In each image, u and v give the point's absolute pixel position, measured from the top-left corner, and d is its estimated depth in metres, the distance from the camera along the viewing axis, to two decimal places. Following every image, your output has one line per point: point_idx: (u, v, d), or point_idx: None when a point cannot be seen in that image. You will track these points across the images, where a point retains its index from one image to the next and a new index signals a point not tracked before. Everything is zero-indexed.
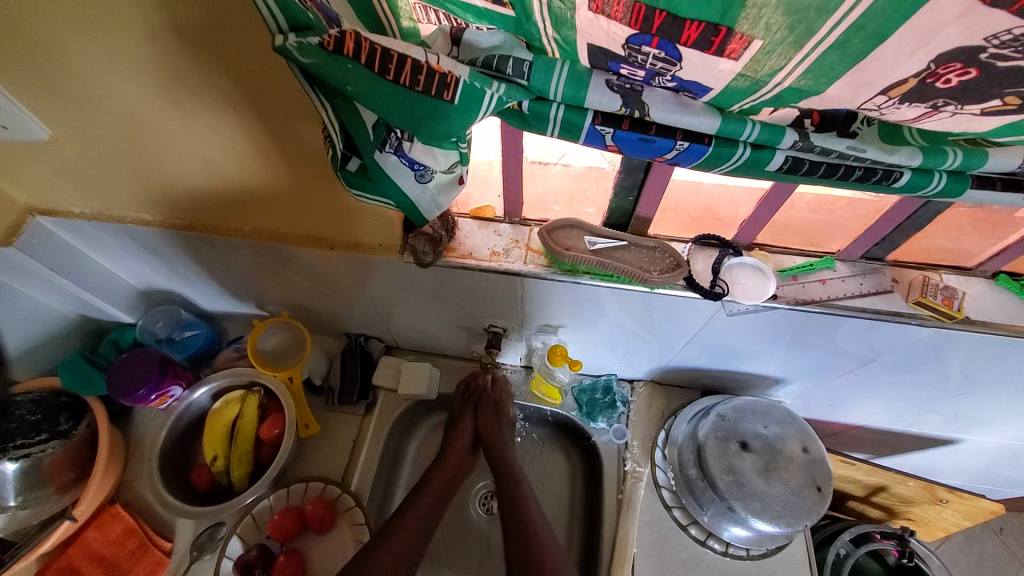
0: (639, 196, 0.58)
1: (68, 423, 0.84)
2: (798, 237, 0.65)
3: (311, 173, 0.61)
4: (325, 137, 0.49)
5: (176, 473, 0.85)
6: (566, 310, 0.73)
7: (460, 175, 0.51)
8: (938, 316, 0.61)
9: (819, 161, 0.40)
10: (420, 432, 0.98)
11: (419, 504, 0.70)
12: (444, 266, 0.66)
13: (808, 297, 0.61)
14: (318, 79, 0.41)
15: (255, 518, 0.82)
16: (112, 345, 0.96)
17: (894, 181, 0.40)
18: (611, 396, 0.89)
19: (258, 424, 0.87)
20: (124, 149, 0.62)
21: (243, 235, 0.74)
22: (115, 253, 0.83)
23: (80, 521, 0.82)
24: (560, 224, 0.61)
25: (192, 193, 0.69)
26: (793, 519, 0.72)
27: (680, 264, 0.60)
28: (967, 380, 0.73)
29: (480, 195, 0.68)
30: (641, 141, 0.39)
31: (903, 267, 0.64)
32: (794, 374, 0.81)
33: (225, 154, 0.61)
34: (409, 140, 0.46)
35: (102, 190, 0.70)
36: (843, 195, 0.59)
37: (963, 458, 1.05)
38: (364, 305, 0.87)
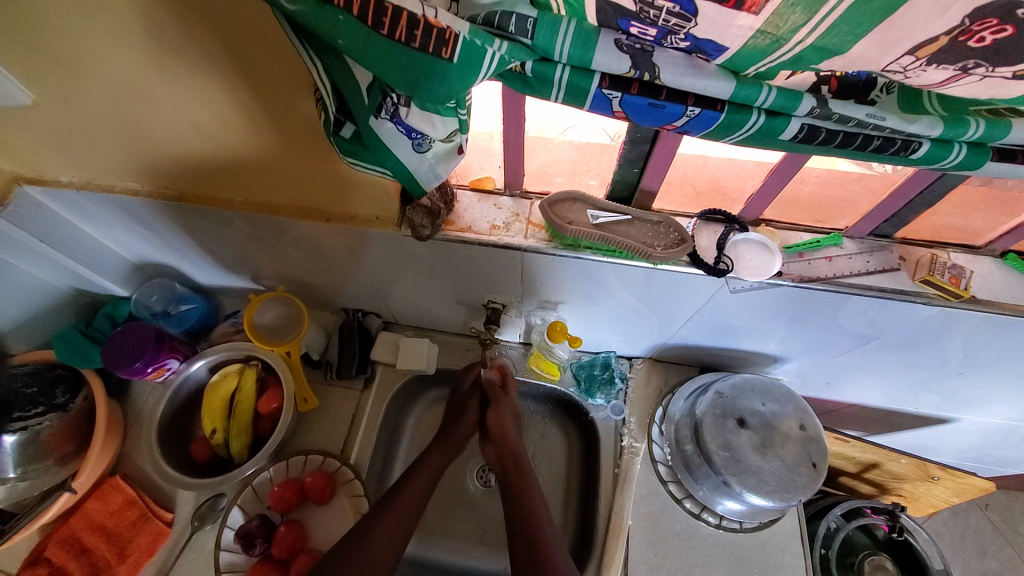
0: (645, 168, 0.56)
1: (63, 396, 0.84)
2: (805, 213, 0.64)
3: (305, 143, 0.59)
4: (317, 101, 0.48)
5: (175, 445, 0.85)
6: (566, 287, 0.72)
7: (460, 145, 0.50)
8: (943, 294, 0.60)
9: (836, 130, 0.38)
10: (419, 407, 0.99)
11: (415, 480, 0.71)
12: (442, 239, 0.64)
13: (813, 274, 0.60)
14: (308, 32, 0.39)
15: (255, 489, 0.83)
16: (106, 319, 0.95)
17: (912, 152, 0.39)
18: (609, 372, 0.89)
19: (257, 398, 0.87)
20: (108, 115, 0.59)
21: (235, 207, 0.72)
22: (106, 225, 0.81)
23: (80, 493, 0.83)
24: (562, 197, 0.59)
25: (181, 162, 0.67)
26: (787, 494, 0.73)
27: (684, 240, 0.58)
28: (967, 359, 0.73)
29: (480, 165, 0.66)
30: (650, 106, 0.37)
31: (911, 245, 0.63)
32: (793, 352, 0.81)
33: (214, 121, 0.59)
34: (406, 106, 0.43)
35: (88, 157, 0.67)
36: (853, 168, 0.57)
37: (955, 436, 1.06)
38: (361, 281, 0.85)
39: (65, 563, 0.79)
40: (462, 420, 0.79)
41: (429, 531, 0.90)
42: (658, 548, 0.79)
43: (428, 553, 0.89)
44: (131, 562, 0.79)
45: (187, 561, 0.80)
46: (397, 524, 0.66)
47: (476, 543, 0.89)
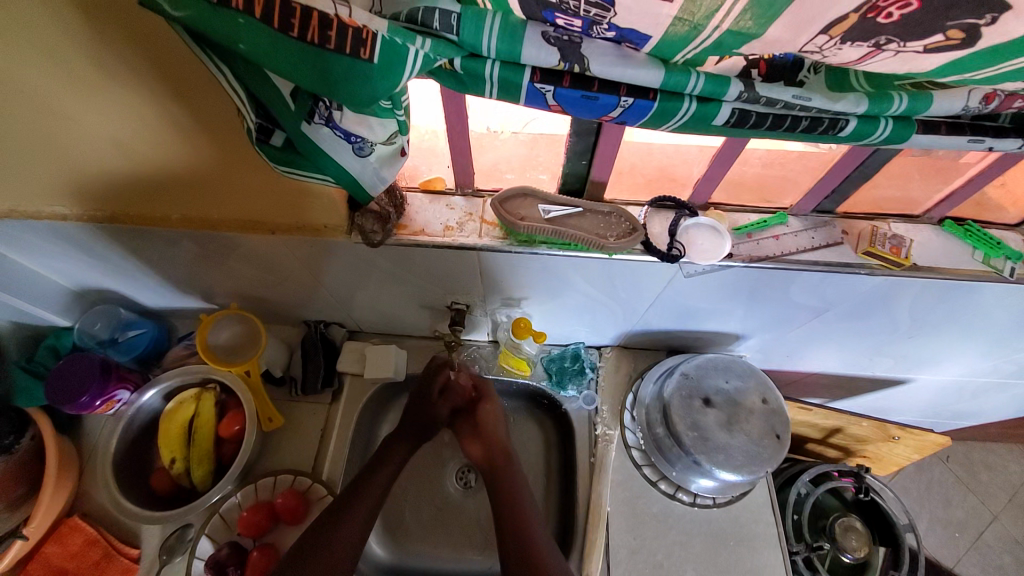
0: (593, 158, 0.56)
1: (8, 438, 0.77)
2: (753, 193, 0.65)
3: (242, 155, 0.57)
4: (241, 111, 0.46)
5: (136, 478, 0.81)
6: (529, 283, 0.72)
7: (402, 147, 0.49)
8: (887, 264, 0.63)
9: (765, 113, 0.39)
10: (392, 415, 0.97)
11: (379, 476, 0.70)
12: (395, 244, 0.63)
13: (763, 253, 0.61)
14: (208, 41, 0.37)
15: (223, 517, 0.80)
16: (49, 351, 0.89)
17: (840, 131, 0.40)
18: (580, 363, 0.89)
19: (217, 421, 0.83)
20: (20, 139, 0.55)
21: (176, 225, 0.68)
22: (38, 254, 0.76)
23: (33, 539, 0.77)
24: (512, 193, 0.59)
25: (110, 182, 0.62)
26: (754, 466, 0.75)
27: (636, 229, 0.59)
28: (914, 323, 0.77)
29: (428, 166, 0.64)
30: (584, 98, 0.37)
31: (853, 218, 0.66)
32: (754, 329, 0.83)
33: (139, 137, 0.55)
34: (340, 109, 0.42)
35: (5, 184, 0.62)
36: (795, 147, 0.59)
37: (912, 396, 1.12)
38: (321, 292, 0.83)
39: None
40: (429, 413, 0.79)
41: (413, 537, 0.89)
42: (637, 530, 0.80)
43: (413, 559, 0.88)
44: None
45: None
46: (358, 518, 0.66)
47: (461, 544, 0.89)
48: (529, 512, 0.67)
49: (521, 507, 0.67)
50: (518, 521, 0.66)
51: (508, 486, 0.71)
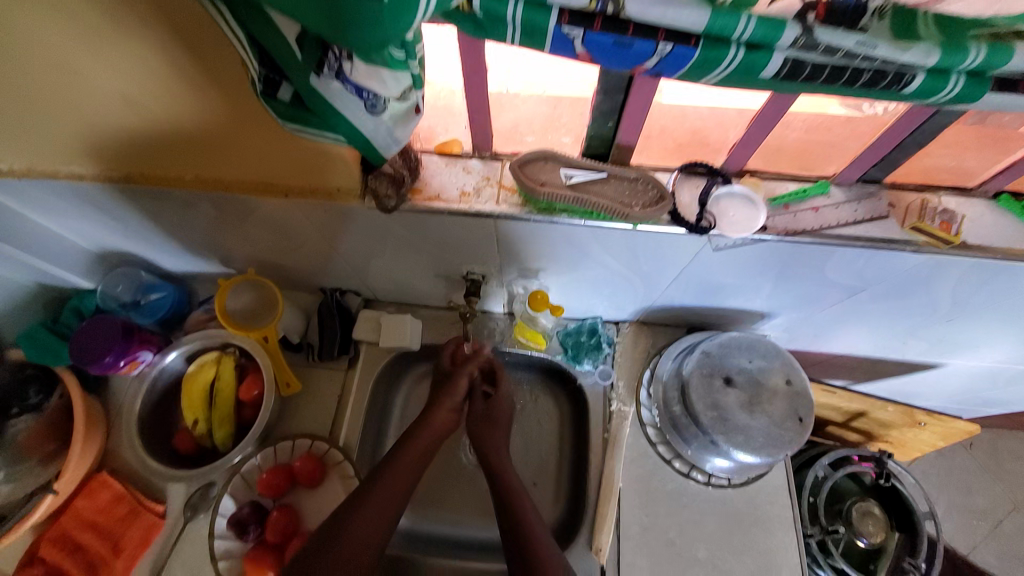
0: (620, 120, 0.52)
1: (37, 396, 0.83)
2: (792, 161, 0.60)
3: (253, 112, 0.55)
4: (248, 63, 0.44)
5: (159, 437, 0.84)
6: (548, 254, 0.69)
7: (417, 104, 0.46)
8: (935, 241, 0.58)
9: (822, 63, 0.34)
10: (406, 383, 0.97)
11: (397, 465, 0.68)
12: (410, 210, 0.60)
13: (799, 227, 0.57)
14: None
15: (244, 477, 0.81)
16: (73, 311, 0.91)
17: (905, 86, 0.35)
18: (596, 338, 0.88)
19: (237, 385, 0.84)
20: (32, 93, 0.54)
21: (190, 186, 0.67)
22: (58, 215, 0.76)
23: (64, 493, 0.80)
24: (533, 157, 0.55)
25: (124, 141, 0.61)
26: (774, 449, 0.73)
27: (664, 197, 0.55)
28: (955, 306, 0.72)
29: (445, 127, 0.61)
30: (616, 45, 0.33)
31: (901, 190, 0.61)
32: (780, 308, 0.79)
33: (149, 93, 0.54)
34: (350, 60, 0.40)
35: (23, 141, 0.62)
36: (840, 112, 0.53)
37: (942, 381, 1.08)
38: (335, 259, 0.82)
39: (60, 561, 0.77)
40: (455, 387, 0.76)
41: (425, 504, 0.91)
42: (650, 507, 0.79)
43: (425, 525, 0.89)
44: (127, 555, 0.78)
45: (184, 550, 0.80)
46: (377, 511, 0.64)
47: (473, 512, 0.90)
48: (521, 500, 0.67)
49: (513, 487, 0.68)
50: (508, 500, 0.67)
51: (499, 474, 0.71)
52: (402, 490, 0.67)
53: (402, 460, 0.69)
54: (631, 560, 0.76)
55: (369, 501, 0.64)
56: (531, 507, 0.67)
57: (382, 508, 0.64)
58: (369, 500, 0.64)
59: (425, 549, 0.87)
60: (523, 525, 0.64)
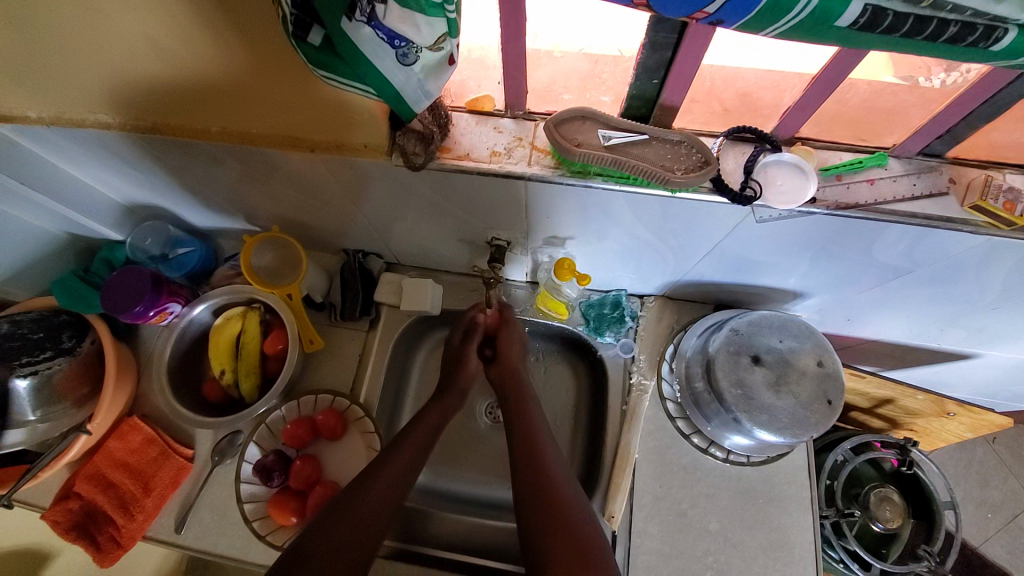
0: (666, 77, 0.48)
1: (70, 340, 0.84)
2: (847, 130, 0.56)
3: (278, 59, 0.52)
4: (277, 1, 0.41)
5: (189, 386, 0.87)
6: (576, 221, 0.67)
7: (451, 53, 0.43)
8: (995, 222, 0.53)
9: (905, 14, 0.31)
10: (426, 347, 0.98)
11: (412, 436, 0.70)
12: (439, 168, 0.58)
13: (851, 200, 0.54)
14: None
15: (269, 427, 0.85)
16: (104, 263, 0.93)
17: (993, 43, 0.32)
18: (619, 311, 0.86)
19: (262, 340, 0.86)
20: (56, 32, 0.53)
21: (215, 138, 0.65)
22: (88, 166, 0.77)
23: (97, 434, 0.85)
24: (570, 115, 0.52)
25: (148, 88, 0.60)
26: (798, 430, 0.71)
27: (708, 162, 0.52)
28: (1005, 294, 0.68)
29: (477, 82, 0.58)
30: None
31: (963, 165, 0.56)
32: (815, 288, 0.76)
33: (172, 36, 0.52)
34: (383, 4, 0.37)
35: (51, 85, 0.61)
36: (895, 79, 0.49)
37: (976, 372, 1.04)
38: (359, 219, 0.81)
39: (95, 497, 0.82)
40: (465, 371, 0.79)
41: (442, 463, 0.93)
42: (664, 479, 0.80)
43: (441, 482, 0.92)
44: (157, 494, 0.82)
45: (211, 492, 0.84)
46: (400, 467, 0.66)
47: (487, 474, 0.92)
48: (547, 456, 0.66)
49: (536, 443, 0.67)
50: (532, 453, 0.66)
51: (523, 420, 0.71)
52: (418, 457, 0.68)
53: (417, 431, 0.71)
54: (643, 528, 0.77)
55: (388, 467, 0.65)
56: (555, 455, 0.67)
57: (403, 467, 0.66)
58: (387, 463, 0.66)
59: (441, 504, 0.90)
60: (544, 476, 0.63)
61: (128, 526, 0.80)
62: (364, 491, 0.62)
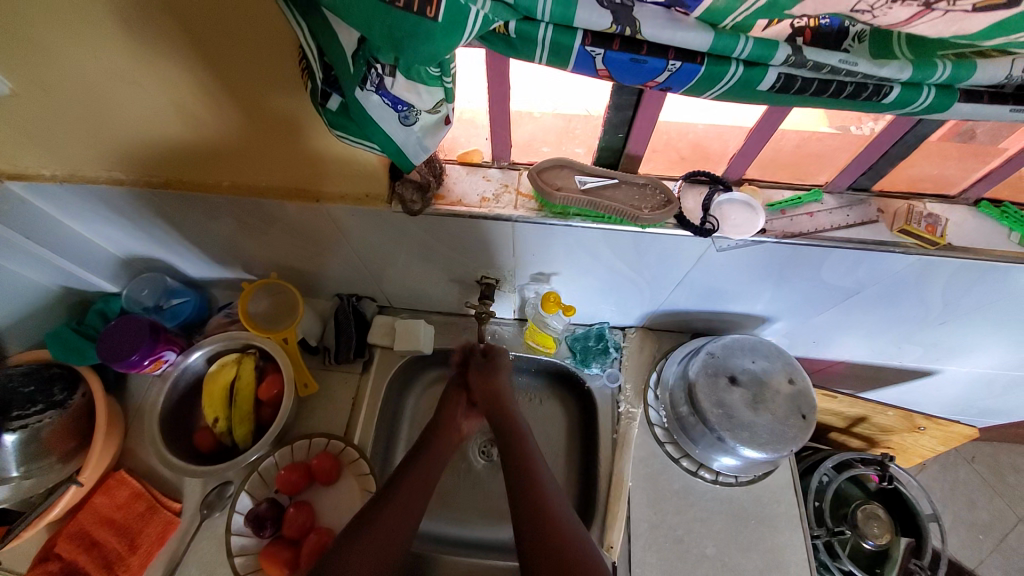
0: (630, 132, 0.57)
1: (62, 393, 0.83)
2: (787, 171, 0.65)
3: (299, 119, 0.59)
4: (304, 72, 0.49)
5: (180, 437, 0.86)
6: (560, 258, 0.73)
7: (447, 115, 0.51)
8: (922, 243, 0.61)
9: (811, 78, 0.38)
10: (418, 387, 1.01)
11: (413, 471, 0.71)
12: (434, 214, 0.65)
13: (796, 230, 0.61)
14: None
15: (261, 475, 0.84)
16: (97, 315, 0.94)
17: (884, 98, 0.38)
18: (604, 343, 0.91)
19: (257, 385, 0.87)
20: (87, 100, 0.58)
21: (226, 191, 0.71)
22: (93, 220, 0.80)
23: (87, 485, 0.83)
24: (550, 164, 0.60)
25: (166, 149, 0.66)
26: (779, 445, 0.75)
27: (671, 203, 0.59)
28: (947, 311, 0.75)
29: (467, 138, 0.66)
30: (632, 62, 0.38)
31: (889, 197, 0.64)
32: (780, 313, 0.83)
33: (200, 101, 0.58)
34: (392, 76, 0.44)
35: (73, 149, 0.67)
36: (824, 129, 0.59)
37: (941, 388, 1.11)
38: (355, 264, 0.86)
39: (77, 557, 0.79)
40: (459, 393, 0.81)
41: (437, 505, 0.93)
42: (658, 505, 0.82)
43: (439, 525, 0.91)
44: (143, 552, 0.80)
45: (198, 548, 0.82)
46: (407, 503, 0.67)
47: (483, 514, 0.93)
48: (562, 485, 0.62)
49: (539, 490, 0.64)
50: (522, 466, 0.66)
51: (522, 464, 0.67)
52: (423, 494, 0.69)
53: (419, 465, 0.72)
54: (641, 558, 0.78)
55: (394, 501, 0.67)
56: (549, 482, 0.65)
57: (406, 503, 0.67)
58: (395, 498, 0.67)
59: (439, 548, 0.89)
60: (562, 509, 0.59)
61: None
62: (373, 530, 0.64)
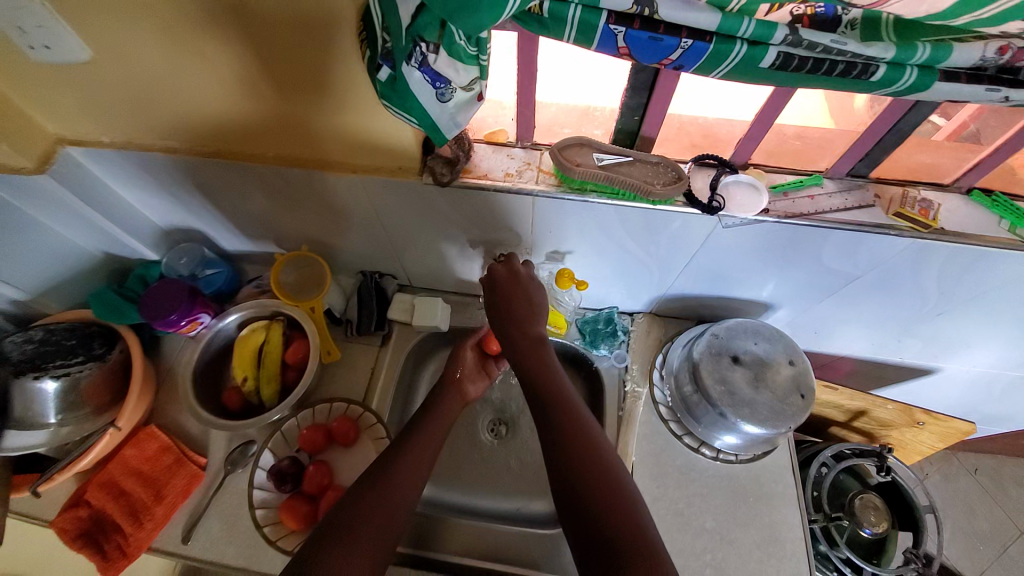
0: (645, 114, 0.62)
1: (101, 348, 0.89)
2: (789, 158, 0.70)
3: (346, 93, 0.64)
4: (365, 39, 0.55)
5: (210, 394, 0.91)
6: (575, 236, 0.78)
7: (479, 92, 0.56)
8: (914, 226, 0.65)
9: (807, 56, 0.43)
10: (433, 363, 1.06)
11: (422, 435, 0.75)
12: (461, 186, 0.70)
13: (797, 210, 0.66)
14: None
15: (284, 435, 0.89)
16: (139, 280, 1.00)
17: (871, 76, 0.43)
18: (612, 326, 0.96)
19: (284, 349, 0.93)
20: (157, 70, 0.64)
21: (270, 161, 0.77)
22: (143, 188, 0.87)
23: (126, 428, 0.88)
24: (570, 142, 0.65)
25: (220, 120, 0.72)
26: (779, 422, 0.78)
27: (681, 178, 0.64)
28: (943, 300, 0.79)
29: (494, 120, 0.72)
30: (650, 39, 0.43)
31: (885, 184, 0.69)
32: (783, 299, 0.87)
33: (256, 77, 0.64)
34: (434, 53, 0.49)
35: (135, 117, 0.73)
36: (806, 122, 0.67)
37: (942, 388, 1.13)
38: (381, 240, 0.91)
39: (105, 505, 0.84)
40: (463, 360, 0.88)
41: (448, 474, 0.98)
42: (661, 479, 0.85)
43: (449, 494, 0.96)
44: (168, 502, 0.84)
45: (222, 501, 0.87)
46: (420, 455, 0.72)
47: (490, 485, 0.97)
48: (598, 437, 0.62)
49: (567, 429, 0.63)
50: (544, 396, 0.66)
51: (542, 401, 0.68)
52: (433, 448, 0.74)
53: (429, 429, 0.76)
54: None
55: (410, 450, 0.72)
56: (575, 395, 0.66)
57: (418, 463, 0.71)
58: (409, 452, 0.72)
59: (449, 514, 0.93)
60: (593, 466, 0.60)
61: (138, 533, 0.81)
62: (390, 475, 0.69)
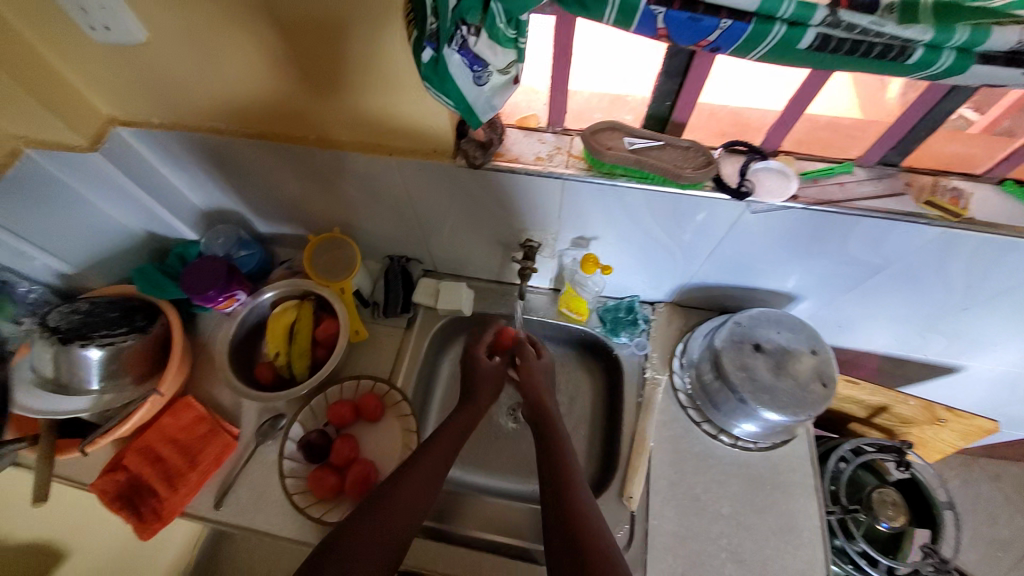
0: (676, 100, 0.64)
1: (144, 321, 0.92)
2: (819, 146, 0.70)
3: (385, 76, 0.66)
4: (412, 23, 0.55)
5: (243, 368, 0.95)
6: (601, 222, 0.79)
7: (515, 76, 0.57)
8: (945, 215, 0.65)
9: (844, 38, 0.43)
10: (454, 349, 1.09)
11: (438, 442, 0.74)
12: (492, 168, 0.72)
13: (827, 197, 0.66)
14: None
15: (312, 408, 0.93)
16: (178, 258, 1.04)
17: (907, 59, 0.44)
18: (633, 315, 0.97)
19: (314, 327, 0.96)
20: (207, 51, 0.67)
21: (306, 143, 0.79)
22: (186, 169, 0.91)
23: (167, 394, 0.93)
24: (602, 126, 0.67)
25: (261, 101, 0.75)
26: (799, 409, 0.79)
27: (711, 162, 0.65)
28: (971, 294, 0.78)
29: (527, 104, 0.74)
30: (689, 20, 0.44)
31: (916, 173, 0.69)
32: (807, 291, 0.87)
33: (300, 59, 0.66)
34: (474, 35, 0.52)
35: (182, 96, 0.76)
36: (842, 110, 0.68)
37: (966, 388, 1.11)
38: (412, 224, 0.93)
39: (141, 470, 0.88)
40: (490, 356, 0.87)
41: (467, 454, 1.00)
42: (678, 465, 0.86)
43: (468, 474, 0.98)
44: (202, 469, 0.88)
45: (251, 473, 0.90)
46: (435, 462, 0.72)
47: (508, 467, 0.99)
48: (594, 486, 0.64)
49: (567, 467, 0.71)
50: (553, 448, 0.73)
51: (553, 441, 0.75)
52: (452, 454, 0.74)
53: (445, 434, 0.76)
54: (659, 511, 0.82)
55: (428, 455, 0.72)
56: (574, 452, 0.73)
57: (435, 464, 0.72)
58: (427, 456, 0.72)
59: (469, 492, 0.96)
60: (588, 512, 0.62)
61: (172, 498, 0.86)
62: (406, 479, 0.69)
